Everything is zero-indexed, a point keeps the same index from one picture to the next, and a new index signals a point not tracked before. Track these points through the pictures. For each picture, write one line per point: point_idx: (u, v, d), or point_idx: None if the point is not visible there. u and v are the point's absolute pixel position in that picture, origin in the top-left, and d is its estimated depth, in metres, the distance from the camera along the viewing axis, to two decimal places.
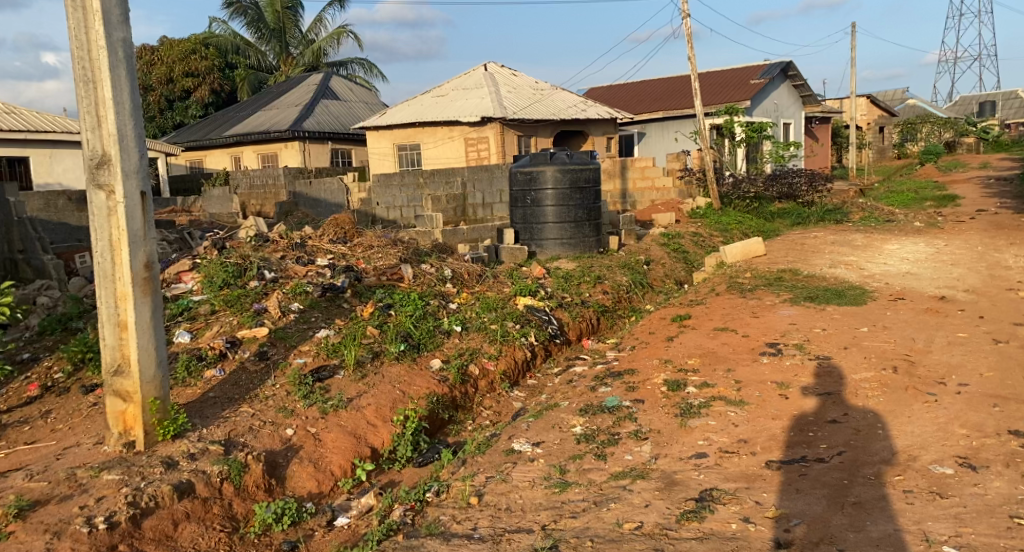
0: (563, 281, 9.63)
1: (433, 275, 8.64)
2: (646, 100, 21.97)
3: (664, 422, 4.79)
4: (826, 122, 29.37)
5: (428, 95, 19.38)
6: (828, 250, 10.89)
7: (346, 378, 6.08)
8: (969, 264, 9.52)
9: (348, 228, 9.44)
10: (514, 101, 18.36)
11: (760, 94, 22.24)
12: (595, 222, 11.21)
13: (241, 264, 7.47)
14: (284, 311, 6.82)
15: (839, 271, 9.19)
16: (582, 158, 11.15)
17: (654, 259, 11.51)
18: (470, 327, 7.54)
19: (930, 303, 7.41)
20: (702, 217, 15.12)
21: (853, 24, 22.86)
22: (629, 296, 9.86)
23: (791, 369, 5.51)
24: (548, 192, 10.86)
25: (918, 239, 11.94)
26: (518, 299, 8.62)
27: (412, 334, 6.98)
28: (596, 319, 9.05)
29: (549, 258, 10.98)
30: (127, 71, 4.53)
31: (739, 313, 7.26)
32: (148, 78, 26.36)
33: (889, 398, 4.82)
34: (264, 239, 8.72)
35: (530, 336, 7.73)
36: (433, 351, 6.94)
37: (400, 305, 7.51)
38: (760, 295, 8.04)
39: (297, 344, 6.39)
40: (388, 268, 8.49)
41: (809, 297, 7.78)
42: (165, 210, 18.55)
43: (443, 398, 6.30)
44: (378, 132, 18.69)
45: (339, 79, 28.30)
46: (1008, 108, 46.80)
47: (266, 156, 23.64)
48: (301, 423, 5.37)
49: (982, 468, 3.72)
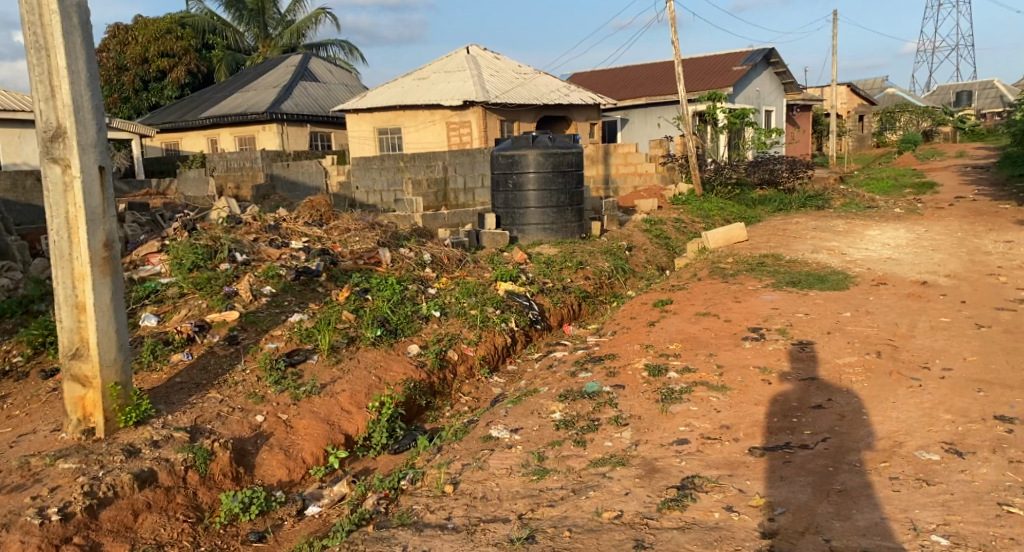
0: (544, 267, 9.50)
1: (412, 259, 8.47)
2: (629, 86, 21.83)
3: (645, 408, 4.67)
4: (807, 110, 29.39)
5: (408, 78, 19.10)
6: (810, 236, 10.84)
7: (320, 362, 5.93)
8: (950, 250, 9.50)
9: (324, 210, 9.24)
10: (495, 84, 18.14)
11: (743, 81, 22.19)
12: (577, 207, 11.07)
13: (211, 246, 7.27)
14: (255, 295, 6.63)
15: (821, 257, 9.12)
16: (564, 141, 10.97)
17: (636, 245, 11.42)
18: (449, 312, 7.41)
19: (913, 288, 7.35)
20: (683, 203, 15.03)
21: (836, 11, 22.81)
22: (611, 282, 9.76)
23: (774, 354, 5.41)
24: (530, 176, 10.69)
25: (899, 225, 11.91)
26: (499, 284, 8.49)
27: (390, 319, 6.83)
28: (578, 305, 8.95)
29: (530, 243, 10.83)
30: (82, 38, 4.33)
31: (722, 298, 7.16)
32: (121, 58, 25.82)
33: (873, 383, 4.73)
34: (237, 221, 8.51)
35: (511, 322, 7.62)
36: (411, 337, 6.80)
37: (377, 289, 7.34)
38: (742, 280, 7.95)
39: (269, 328, 6.22)
40: (366, 252, 8.31)
41: (791, 283, 7.69)
42: (139, 191, 18.17)
43: (420, 384, 6.16)
44: (358, 115, 18.41)
45: (318, 61, 27.91)
46: (984, 98, 47.17)
47: (243, 138, 23.26)
48: (272, 410, 5.22)
49: (968, 454, 3.63)
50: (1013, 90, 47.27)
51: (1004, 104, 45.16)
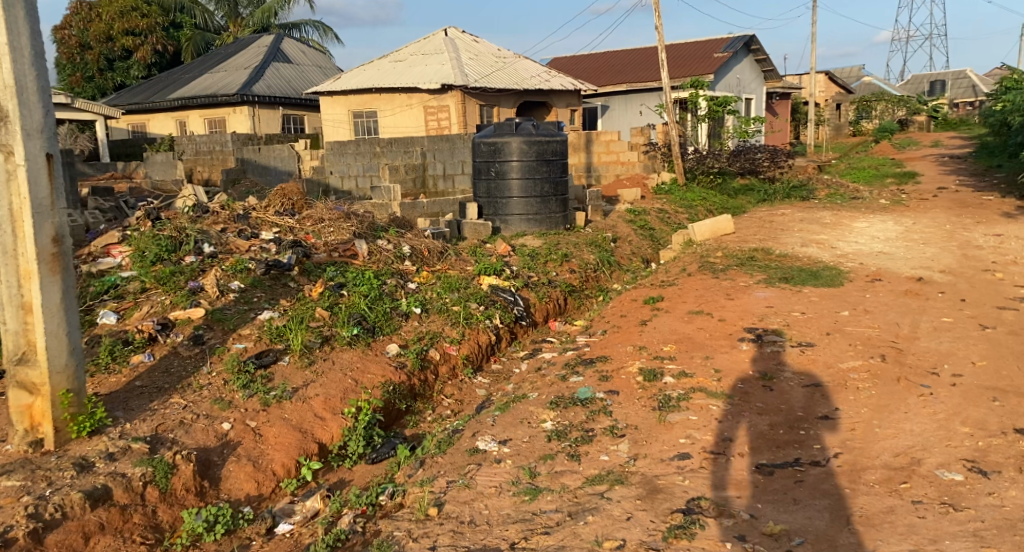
0: (529, 260, 9.22)
1: (390, 252, 8.12)
2: (610, 72, 21.49)
3: (641, 417, 4.38)
4: (786, 97, 29.28)
5: (386, 60, 18.61)
6: (797, 228, 10.63)
7: (291, 365, 5.63)
8: (940, 243, 9.30)
9: (297, 199, 8.85)
10: (475, 68, 17.73)
11: (723, 68, 21.96)
12: (562, 197, 10.75)
13: (176, 238, 6.86)
14: (223, 291, 6.24)
15: (811, 251, 8.89)
16: (548, 129, 10.61)
17: (621, 236, 11.16)
18: (430, 309, 7.14)
19: (908, 285, 7.12)
20: (666, 193, 14.77)
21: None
22: (596, 275, 9.51)
23: (773, 357, 5.15)
24: (513, 164, 10.35)
25: (885, 217, 11.72)
26: (482, 279, 8.22)
27: (367, 317, 6.54)
28: (563, 299, 8.72)
29: (514, 234, 10.52)
30: (26, 12, 3.92)
31: (713, 295, 6.89)
32: (86, 36, 24.99)
33: (881, 389, 4.47)
34: (203, 210, 8.09)
35: (495, 318, 7.42)
36: (390, 336, 6.52)
37: (353, 284, 7.01)
38: (733, 275, 7.70)
39: (237, 327, 5.85)
40: (341, 244, 7.99)
41: (783, 278, 7.43)
42: (105, 177, 17.61)
43: (400, 387, 5.86)
44: (333, 97, 17.88)
45: (291, 41, 27.23)
46: (957, 88, 47.40)
47: (214, 121, 22.62)
48: (239, 417, 4.90)
49: (994, 474, 3.39)
50: (985, 81, 47.57)
51: (977, 95, 45.46)
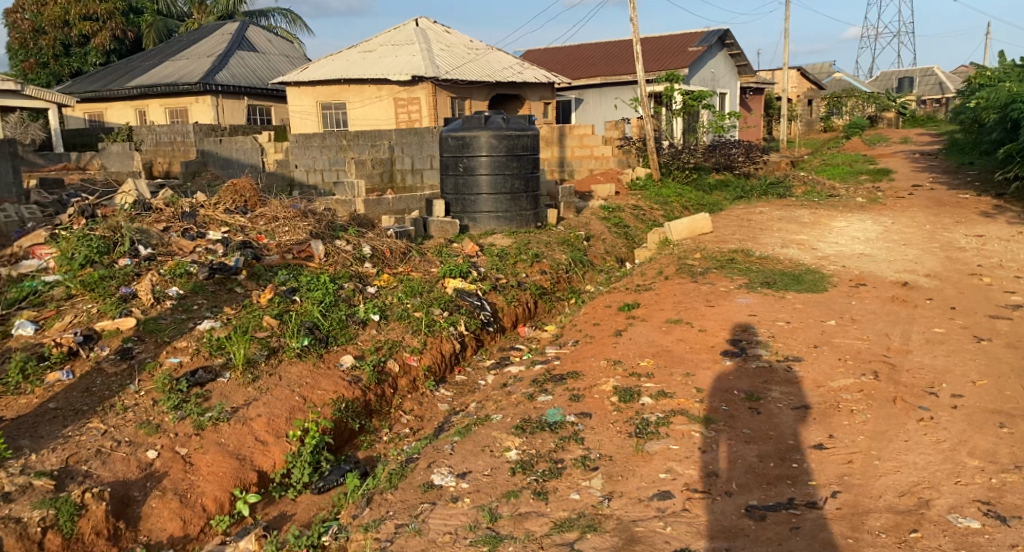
0: (497, 260, 8.76)
1: (350, 253, 7.63)
2: (583, 65, 21.05)
3: (616, 446, 3.95)
4: (759, 93, 29.06)
5: (354, 51, 18.01)
6: (776, 228, 10.27)
7: (232, 382, 5.12)
8: (921, 244, 8.93)
9: (249, 196, 8.29)
10: (447, 59, 17.18)
11: (698, 62, 21.63)
12: (533, 194, 10.29)
13: (109, 238, 6.39)
14: (159, 299, 5.74)
15: (791, 252, 8.51)
16: (519, 122, 10.11)
17: (594, 234, 10.73)
18: (389, 316, 6.66)
19: (894, 289, 6.72)
20: (641, 188, 14.36)
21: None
22: (568, 277, 9.08)
23: (760, 374, 4.73)
24: (482, 159, 9.87)
25: (863, 216, 11.39)
26: (447, 281, 7.74)
27: (320, 326, 6.05)
28: (533, 303, 8.29)
29: (482, 233, 10.04)
30: None
31: (693, 303, 6.49)
32: (40, 20, 23.99)
33: (879, 412, 4.05)
34: (146, 208, 7.53)
35: (460, 325, 6.97)
36: (345, 346, 6.02)
37: (307, 289, 6.53)
38: (712, 280, 7.31)
39: (172, 339, 5.34)
40: (296, 244, 7.47)
41: (765, 284, 7.05)
42: (56, 169, 16.84)
43: (353, 404, 5.38)
44: (300, 87, 17.24)
45: (257, 29, 26.42)
46: (925, 85, 47.53)
47: (176, 111, 21.83)
48: (168, 443, 4.44)
49: (1013, 521, 2.99)
50: (952, 78, 47.82)
51: (944, 92, 45.67)
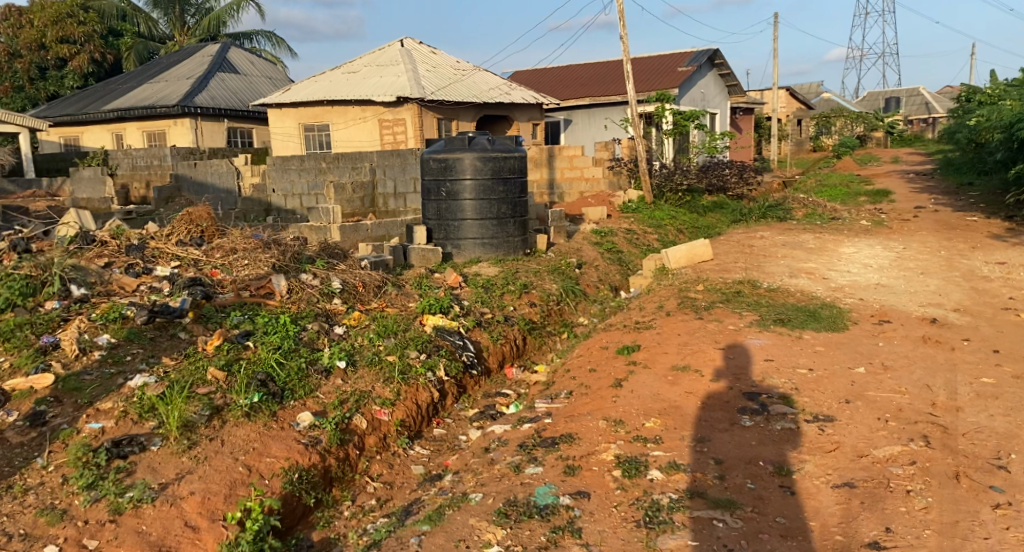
0: (482, 291, 8.04)
1: (316, 289, 6.92)
2: (571, 86, 20.47)
3: (621, 542, 3.22)
4: (749, 112, 28.55)
5: (337, 72, 17.39)
6: (781, 255, 9.59)
7: (163, 452, 4.46)
8: (940, 272, 8.24)
9: (207, 225, 7.55)
10: (432, 80, 16.54)
11: (688, 83, 21.12)
12: (521, 219, 9.57)
13: (36, 277, 5.78)
14: (85, 349, 5.10)
15: (802, 283, 7.81)
16: (505, 143, 9.42)
17: (586, 261, 10.03)
18: (358, 362, 5.97)
19: (924, 328, 6.00)
20: (633, 211, 13.68)
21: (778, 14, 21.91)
22: (559, 308, 8.39)
23: (788, 440, 4.00)
24: (465, 183, 9.15)
25: (871, 241, 10.72)
26: (426, 318, 7.01)
27: (275, 378, 5.39)
28: (521, 339, 7.57)
29: (467, 261, 9.31)
30: None
31: (699, 345, 5.76)
32: (15, 44, 23.32)
33: (942, 495, 3.32)
34: (88, 241, 6.89)
35: (438, 369, 6.32)
36: (304, 401, 5.34)
37: (263, 332, 5.91)
38: (719, 316, 6.60)
39: (94, 400, 4.70)
40: (256, 279, 6.76)
41: (778, 321, 6.33)
42: (25, 194, 16.08)
43: (309, 474, 4.73)
44: (282, 109, 16.57)
45: (239, 51, 25.77)
46: (911, 105, 47.25)
47: (154, 134, 21.11)
48: (74, 534, 3.84)
49: None
50: (937, 98, 47.53)
51: (930, 112, 45.34)
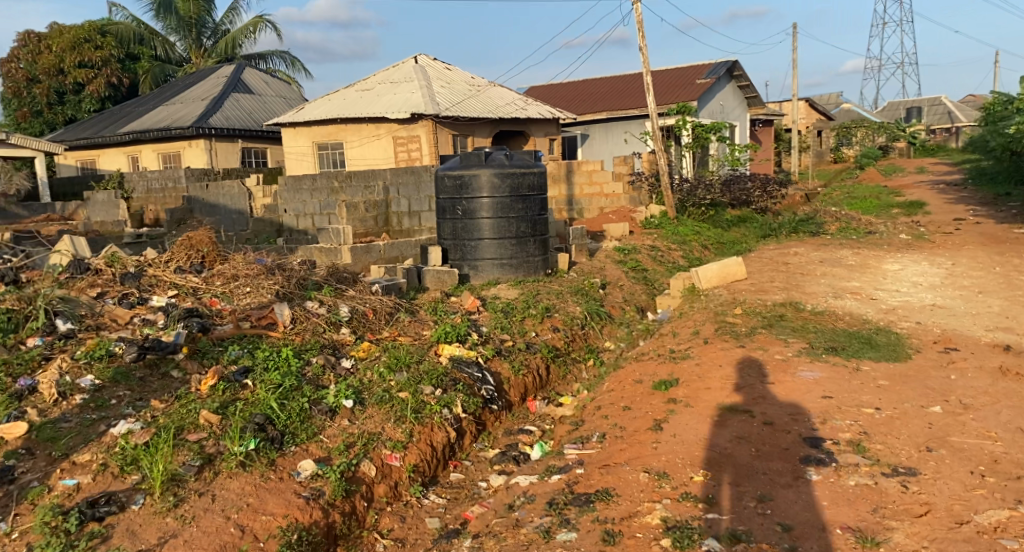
0: (501, 316, 7.49)
1: (323, 318, 6.40)
2: (588, 100, 19.98)
3: None
4: (769, 124, 27.93)
5: (352, 90, 17.01)
6: (822, 273, 8.99)
7: (144, 511, 3.96)
8: (999, 290, 7.62)
9: (208, 251, 7.08)
10: (447, 96, 16.11)
11: (707, 95, 20.59)
12: (541, 237, 9.02)
13: (18, 311, 5.33)
14: (66, 394, 4.59)
15: (848, 305, 7.22)
16: (524, 159, 8.90)
17: (610, 281, 9.48)
18: (367, 400, 5.44)
19: (997, 357, 5.40)
20: (656, 226, 13.09)
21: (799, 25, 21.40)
22: (584, 333, 7.83)
23: (867, 499, 3.44)
24: (482, 202, 8.63)
25: (915, 257, 10.06)
26: (441, 348, 6.49)
27: (274, 421, 4.87)
28: (544, 368, 7.00)
29: (485, 283, 8.78)
30: None
31: (746, 378, 5.18)
32: (34, 69, 23.31)
33: None
34: (81, 269, 6.41)
35: (455, 406, 5.77)
36: (306, 446, 4.82)
37: (264, 368, 5.40)
38: (762, 344, 6.03)
39: (71, 452, 4.20)
40: (258, 310, 6.26)
41: (830, 349, 5.75)
42: (38, 220, 16.00)
43: (311, 533, 4.19)
44: (296, 129, 16.19)
45: (254, 71, 25.55)
46: (933, 115, 46.33)
47: (169, 156, 20.85)
48: None
49: None
50: (961, 107, 46.54)
51: (953, 121, 44.41)
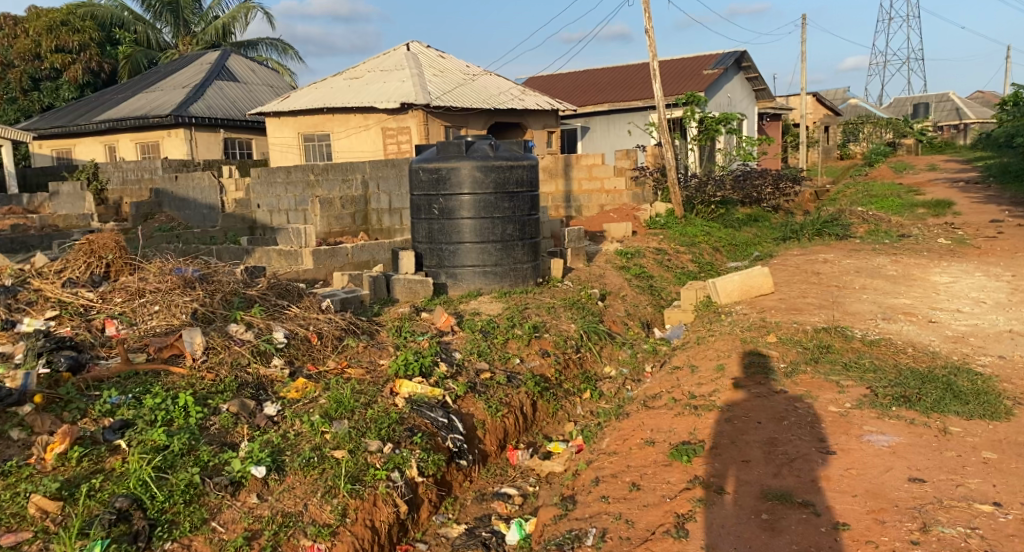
0: (479, 338, 6.09)
1: (248, 346, 5.00)
2: (591, 91, 18.59)
3: None
4: (777, 119, 26.52)
5: (338, 78, 15.62)
6: (862, 286, 7.62)
7: None
8: None
9: (114, 258, 5.64)
10: (439, 84, 14.71)
11: (715, 85, 19.18)
12: (531, 241, 7.62)
13: None
14: None
15: (908, 331, 5.85)
16: (511, 149, 7.47)
17: (611, 291, 8.08)
18: (287, 466, 4.03)
19: None
20: (662, 226, 11.68)
21: (805, 15, 20.13)
22: (579, 357, 6.43)
23: None
24: (462, 199, 7.23)
25: (965, 266, 8.68)
26: (399, 385, 5.10)
27: (145, 504, 3.50)
28: (531, 405, 5.61)
29: (465, 295, 7.40)
30: None
31: (797, 445, 3.82)
32: (7, 53, 21.85)
33: None
34: None
35: (408, 466, 4.38)
36: (187, 543, 3.45)
37: (148, 420, 4.02)
38: (811, 389, 4.65)
39: None
40: (162, 337, 4.88)
41: (901, 400, 4.36)
42: None
43: None
44: (279, 118, 14.82)
45: (240, 59, 24.08)
46: (941, 112, 44.76)
47: (147, 146, 19.41)
48: None
49: None
50: (970, 105, 45.04)
51: (962, 117, 42.90)
